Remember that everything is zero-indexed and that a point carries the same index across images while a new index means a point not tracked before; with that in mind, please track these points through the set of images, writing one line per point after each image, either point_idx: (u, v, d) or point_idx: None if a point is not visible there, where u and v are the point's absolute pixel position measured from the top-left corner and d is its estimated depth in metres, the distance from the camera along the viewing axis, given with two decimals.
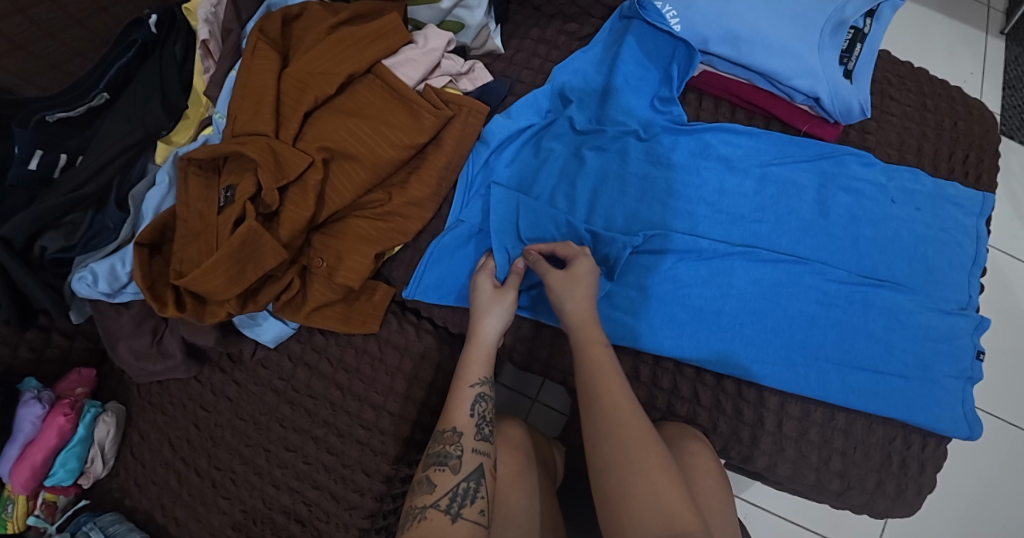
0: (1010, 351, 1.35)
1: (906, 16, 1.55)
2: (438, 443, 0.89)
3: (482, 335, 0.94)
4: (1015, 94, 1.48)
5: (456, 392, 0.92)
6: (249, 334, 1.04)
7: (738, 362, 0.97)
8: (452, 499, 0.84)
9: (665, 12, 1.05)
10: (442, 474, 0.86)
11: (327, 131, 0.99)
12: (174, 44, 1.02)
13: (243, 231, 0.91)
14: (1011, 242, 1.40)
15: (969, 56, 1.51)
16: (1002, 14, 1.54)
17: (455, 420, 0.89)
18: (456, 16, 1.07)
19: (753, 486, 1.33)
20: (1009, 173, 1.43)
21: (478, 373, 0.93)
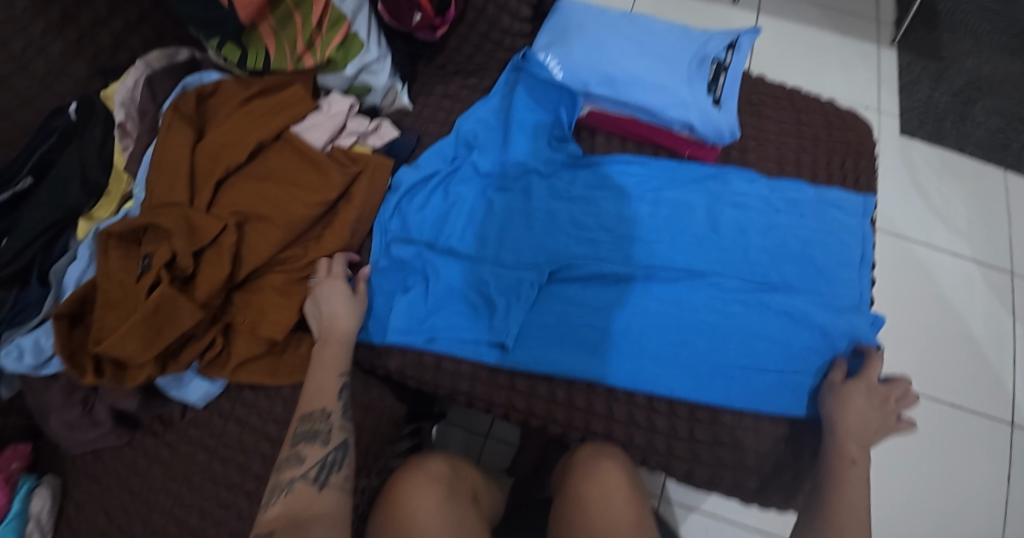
0: (929, 331, 1.50)
1: (802, 40, 1.80)
2: (306, 423, 0.92)
3: (340, 329, 1.00)
4: (911, 96, 1.74)
5: (320, 378, 0.96)
6: (176, 395, 1.07)
7: (645, 377, 1.01)
8: (320, 469, 0.87)
9: (547, 62, 1.15)
10: (311, 447, 0.89)
11: (240, 197, 1.04)
12: (93, 128, 1.06)
13: (157, 295, 0.92)
14: (926, 232, 1.59)
15: (865, 68, 1.77)
16: (891, 27, 1.83)
17: (324, 401, 0.94)
18: (363, 80, 1.17)
19: (710, 497, 1.34)
20: (914, 166, 1.66)
21: (342, 364, 0.98)
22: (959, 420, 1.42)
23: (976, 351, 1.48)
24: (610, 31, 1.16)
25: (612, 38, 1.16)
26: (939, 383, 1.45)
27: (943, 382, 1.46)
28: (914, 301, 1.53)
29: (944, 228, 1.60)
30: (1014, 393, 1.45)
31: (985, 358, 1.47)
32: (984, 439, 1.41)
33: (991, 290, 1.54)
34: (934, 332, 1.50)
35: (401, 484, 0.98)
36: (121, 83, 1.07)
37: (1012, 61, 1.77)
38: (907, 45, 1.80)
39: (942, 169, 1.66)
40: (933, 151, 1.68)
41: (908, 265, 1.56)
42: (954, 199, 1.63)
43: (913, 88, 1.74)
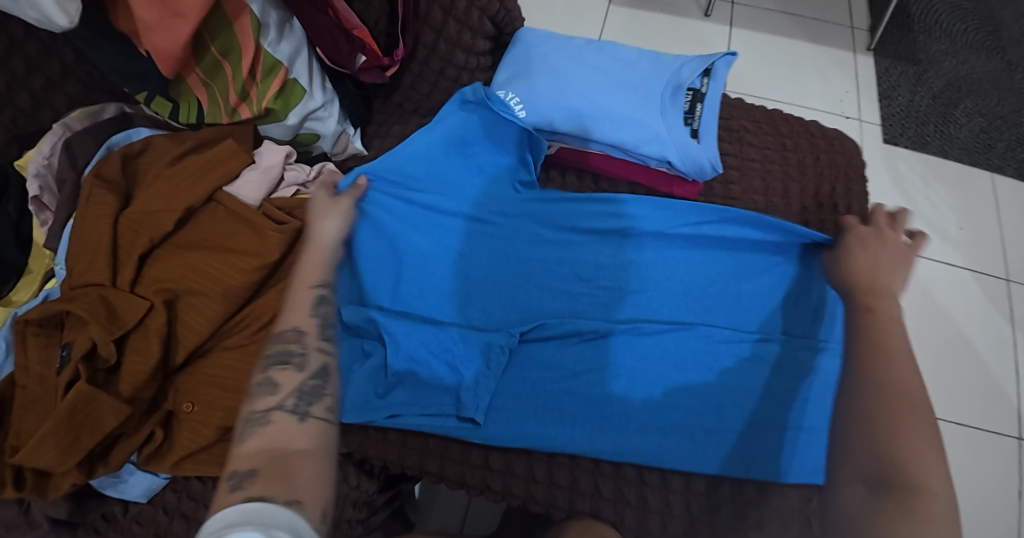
0: (923, 346, 1.44)
1: (779, 49, 1.72)
2: (278, 343, 0.79)
3: (319, 237, 0.91)
4: (891, 103, 1.66)
5: (294, 293, 0.83)
6: (113, 493, 0.96)
7: (633, 447, 0.90)
8: (298, 399, 0.74)
9: (509, 100, 1.05)
10: (284, 372, 0.76)
11: (167, 270, 0.93)
12: (6, 204, 0.96)
13: (73, 395, 0.82)
14: (916, 242, 1.53)
15: (842, 77, 1.69)
16: (866, 33, 1.75)
17: (295, 319, 0.80)
18: (309, 128, 1.08)
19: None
20: (902, 176, 1.58)
21: (318, 275, 0.85)
22: (969, 439, 1.36)
23: (971, 357, 1.43)
24: (575, 62, 1.08)
25: (577, 70, 1.07)
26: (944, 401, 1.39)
27: (947, 401, 1.39)
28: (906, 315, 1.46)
29: (937, 237, 1.53)
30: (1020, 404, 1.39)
31: (987, 366, 1.42)
32: (996, 453, 1.35)
33: (984, 296, 1.48)
34: (934, 346, 1.44)
35: None
36: (37, 150, 0.97)
37: (988, 59, 1.70)
38: (884, 51, 1.72)
39: (927, 176, 1.58)
40: (916, 158, 1.60)
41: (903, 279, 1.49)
42: (943, 206, 1.56)
43: (892, 92, 1.67)
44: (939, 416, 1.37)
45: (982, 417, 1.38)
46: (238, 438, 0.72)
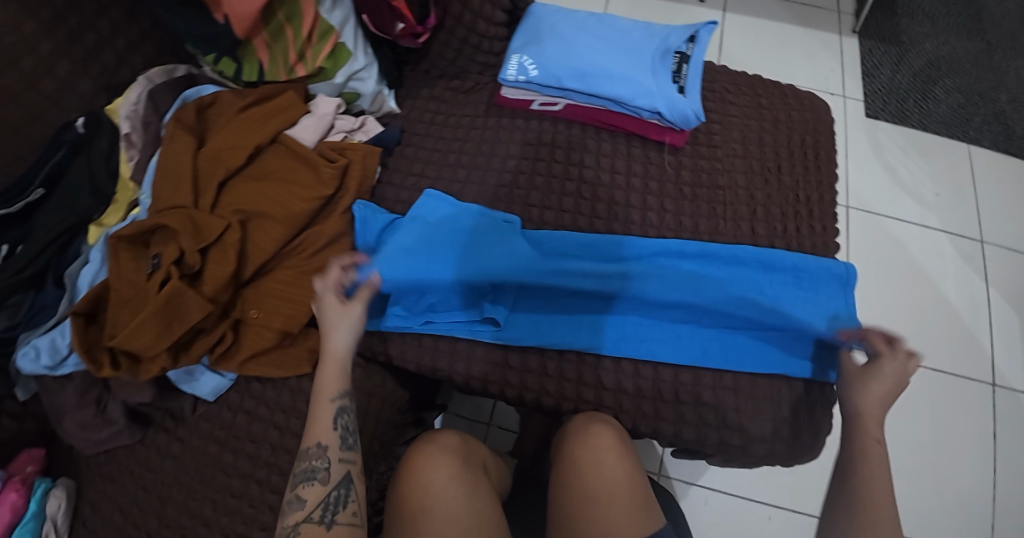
0: (904, 301, 1.60)
1: (769, 33, 1.91)
2: (304, 460, 0.96)
3: (335, 350, 1.02)
4: (872, 81, 1.84)
5: (316, 410, 0.98)
6: (187, 389, 1.13)
7: (630, 345, 1.10)
8: (324, 509, 0.92)
9: (525, 63, 1.24)
10: (310, 487, 0.93)
11: (242, 197, 1.11)
12: (99, 140, 1.13)
13: (168, 289, 0.99)
14: (894, 208, 1.69)
15: (828, 58, 1.88)
16: (851, 16, 1.93)
17: (319, 436, 0.97)
18: (352, 87, 1.26)
19: (708, 471, 1.49)
20: (880, 147, 1.75)
21: (337, 388, 1.00)
22: (942, 384, 1.54)
23: (948, 315, 1.60)
24: (580, 30, 1.26)
25: (581, 36, 1.25)
26: (919, 348, 1.57)
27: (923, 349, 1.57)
28: (890, 276, 1.63)
29: (911, 202, 1.70)
30: (990, 352, 1.57)
31: (960, 320, 1.59)
32: (965, 397, 1.53)
33: (959, 255, 1.65)
34: (913, 303, 1.60)
35: (418, 457, 1.08)
36: (125, 98, 1.14)
37: (969, 40, 1.88)
38: (867, 33, 1.90)
39: (906, 147, 1.75)
40: (897, 132, 1.77)
41: (880, 238, 1.66)
42: (919, 173, 1.73)
43: (875, 72, 1.85)
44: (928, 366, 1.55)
45: (953, 365, 1.55)
46: (292, 482, 0.95)
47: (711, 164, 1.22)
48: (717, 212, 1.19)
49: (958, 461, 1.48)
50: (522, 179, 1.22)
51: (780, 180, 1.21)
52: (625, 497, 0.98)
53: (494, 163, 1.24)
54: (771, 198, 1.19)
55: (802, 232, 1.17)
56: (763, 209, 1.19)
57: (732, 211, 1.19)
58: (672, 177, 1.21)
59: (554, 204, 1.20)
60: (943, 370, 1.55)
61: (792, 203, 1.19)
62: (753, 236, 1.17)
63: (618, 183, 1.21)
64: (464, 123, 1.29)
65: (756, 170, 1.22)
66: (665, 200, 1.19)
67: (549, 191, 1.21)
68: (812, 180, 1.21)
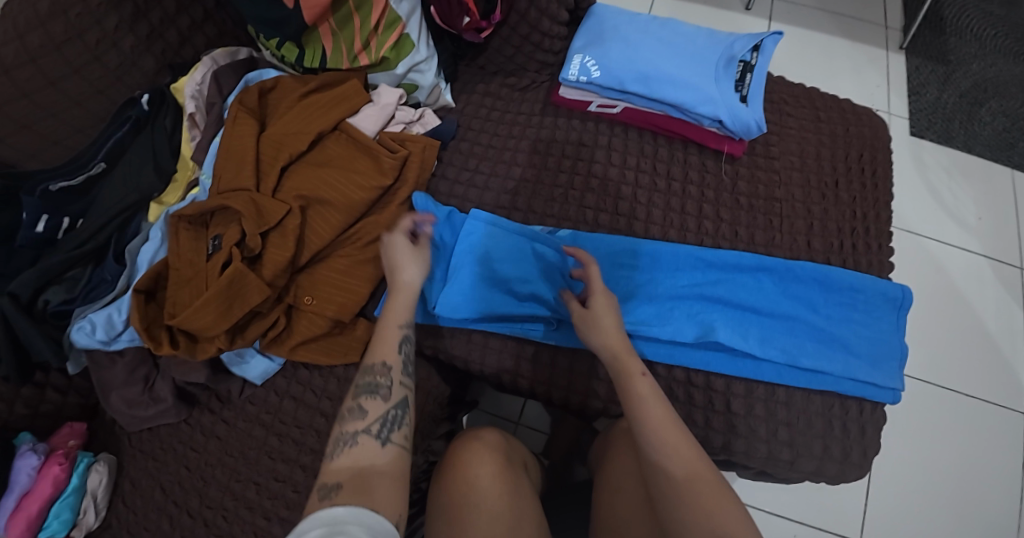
0: (941, 325, 1.61)
1: (815, 46, 1.91)
2: (368, 374, 0.91)
3: (407, 283, 1.00)
4: (918, 99, 1.83)
5: (383, 328, 0.96)
6: (237, 371, 1.14)
7: (684, 356, 1.10)
8: (382, 425, 0.87)
9: (588, 64, 1.24)
10: (372, 401, 0.89)
11: (302, 182, 1.11)
12: (163, 118, 1.13)
13: (231, 271, 1.00)
14: (936, 230, 1.69)
15: (873, 73, 1.87)
16: (899, 33, 1.93)
17: (384, 355, 0.93)
18: (410, 79, 1.24)
19: (736, 482, 1.49)
20: (924, 167, 1.75)
21: (404, 315, 0.98)
22: (976, 410, 1.54)
23: (986, 342, 1.60)
24: (643, 35, 1.26)
25: (645, 40, 1.25)
26: (955, 373, 1.57)
27: (960, 374, 1.57)
28: (927, 300, 1.63)
29: (955, 225, 1.69)
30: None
31: (998, 348, 1.59)
32: (998, 425, 1.53)
33: (1000, 282, 1.64)
34: (951, 328, 1.60)
35: (462, 451, 1.08)
36: (191, 77, 1.14)
37: (1017, 64, 1.87)
38: (915, 50, 1.90)
39: (951, 169, 1.75)
40: (942, 152, 1.77)
41: (920, 260, 1.66)
42: (964, 197, 1.72)
43: (921, 90, 1.84)
44: (963, 391, 1.55)
45: (988, 393, 1.55)
46: (352, 395, 0.90)
47: (768, 175, 1.22)
48: (773, 224, 1.18)
49: (985, 485, 1.48)
50: (577, 181, 1.22)
51: (837, 196, 1.21)
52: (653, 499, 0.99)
53: (549, 163, 1.24)
54: (828, 213, 1.19)
55: (858, 249, 1.17)
56: (819, 223, 1.19)
57: (789, 224, 1.18)
58: (728, 187, 1.21)
59: (609, 207, 1.20)
60: (978, 396, 1.55)
61: (848, 219, 1.19)
62: (809, 250, 1.17)
63: (674, 190, 1.21)
64: (520, 121, 1.28)
65: (813, 184, 1.21)
66: (721, 210, 1.19)
67: (604, 194, 1.21)
68: (869, 197, 1.21)
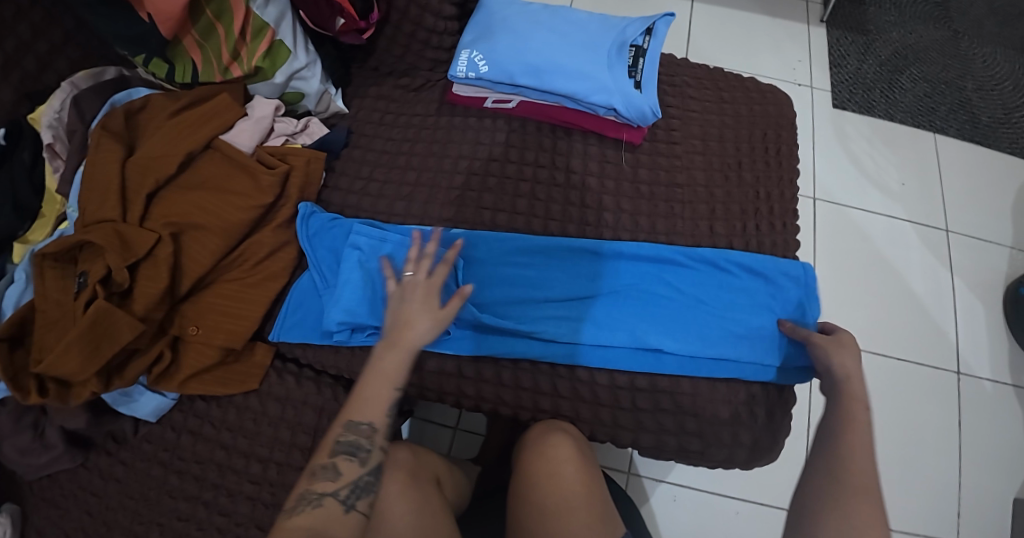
0: (869, 291, 1.59)
1: (735, 23, 1.87)
2: (351, 432, 0.87)
3: (411, 339, 0.92)
4: (839, 71, 1.81)
5: (366, 386, 0.89)
6: (126, 411, 1.08)
7: (585, 353, 1.06)
8: (351, 491, 0.84)
9: (475, 59, 1.19)
10: (348, 463, 0.86)
11: (173, 207, 1.05)
12: (22, 152, 1.08)
13: (94, 309, 0.94)
14: (861, 199, 1.67)
15: (795, 48, 1.84)
16: (819, 6, 1.90)
17: (373, 414, 0.88)
18: (295, 87, 1.20)
19: (676, 469, 1.47)
20: (845, 136, 1.73)
21: (400, 376, 0.90)
22: (908, 373, 1.53)
23: (914, 304, 1.59)
24: (533, 24, 1.21)
25: (534, 29, 1.21)
26: (884, 338, 1.55)
27: (888, 339, 1.55)
28: (854, 266, 1.61)
29: (876, 191, 1.68)
30: (953, 341, 1.56)
31: (926, 310, 1.58)
32: (931, 386, 1.52)
33: (924, 243, 1.64)
34: (877, 294, 1.59)
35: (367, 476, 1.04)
36: (48, 105, 1.08)
37: (936, 28, 1.86)
38: (835, 22, 1.87)
39: (872, 136, 1.74)
40: (864, 121, 1.75)
41: (844, 228, 1.64)
42: (885, 161, 1.71)
43: (842, 61, 1.82)
44: (895, 355, 1.54)
45: (919, 355, 1.54)
46: (329, 447, 0.87)
47: (669, 161, 1.19)
48: (675, 211, 1.15)
49: (922, 448, 1.48)
50: (474, 181, 1.17)
51: (740, 176, 1.18)
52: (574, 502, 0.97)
53: (445, 164, 1.19)
54: (731, 195, 1.16)
55: (762, 230, 1.14)
56: (722, 207, 1.16)
57: (691, 210, 1.15)
58: (629, 175, 1.18)
59: (507, 206, 1.15)
60: (911, 360, 1.54)
61: (752, 200, 1.16)
62: (712, 235, 1.14)
63: (574, 182, 1.17)
64: (415, 122, 1.23)
65: (716, 167, 1.18)
66: (621, 200, 1.16)
67: (502, 192, 1.16)
68: (772, 176, 1.18)
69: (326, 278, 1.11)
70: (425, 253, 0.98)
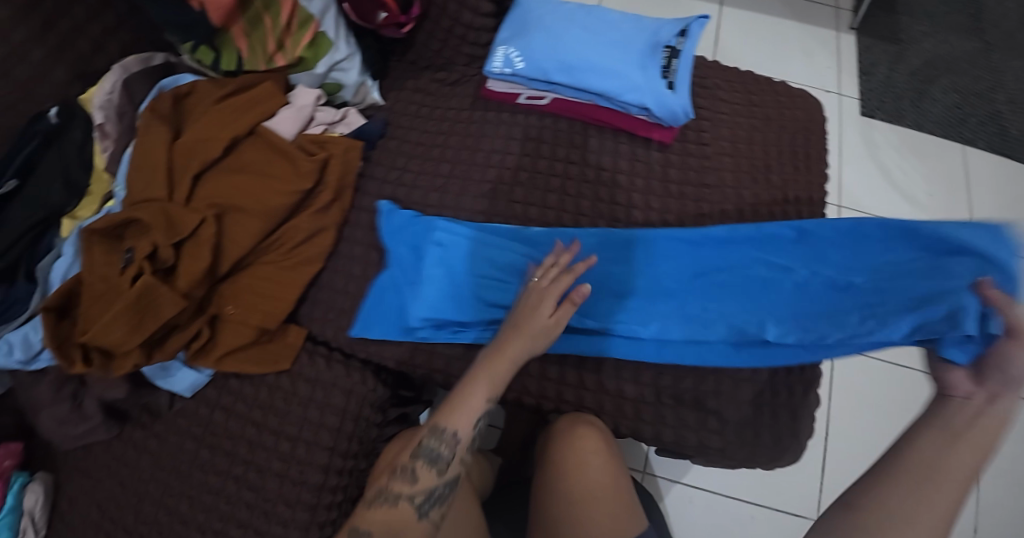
0: None
1: (766, 28, 1.88)
2: (435, 438, 0.93)
3: (511, 355, 0.97)
4: (869, 79, 1.82)
5: (463, 394, 0.94)
6: (163, 385, 1.12)
7: (652, 348, 1.08)
8: (426, 498, 0.91)
9: (511, 55, 1.22)
10: (427, 471, 0.91)
11: (217, 189, 1.09)
12: (73, 131, 1.12)
13: (141, 284, 0.98)
14: (889, 208, 1.68)
15: (824, 55, 1.85)
16: (849, 13, 1.91)
17: (458, 423, 0.93)
18: (334, 78, 1.23)
19: (691, 469, 1.49)
20: (874, 145, 1.74)
21: (489, 392, 0.95)
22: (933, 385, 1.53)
23: None
24: (568, 23, 1.23)
25: (569, 28, 1.23)
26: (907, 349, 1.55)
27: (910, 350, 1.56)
28: None
29: (904, 201, 1.69)
30: None
31: None
32: (951, 398, 1.52)
33: None
34: None
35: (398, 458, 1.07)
36: (100, 87, 1.12)
37: (967, 39, 1.87)
38: (865, 30, 1.88)
39: (900, 145, 1.74)
40: (892, 130, 1.76)
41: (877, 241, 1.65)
42: (913, 172, 1.72)
43: (872, 69, 1.83)
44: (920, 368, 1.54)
45: None
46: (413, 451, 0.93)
47: (699, 162, 1.20)
48: (704, 211, 1.17)
49: (942, 460, 1.48)
50: (506, 175, 1.19)
51: (768, 179, 1.19)
52: (604, 490, 1.01)
53: (479, 158, 1.21)
54: (759, 197, 1.18)
55: None
56: (750, 208, 1.17)
57: (719, 211, 1.17)
58: (659, 174, 1.19)
59: (538, 200, 1.18)
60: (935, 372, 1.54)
61: (780, 202, 1.18)
62: None
63: (604, 179, 1.19)
64: (449, 116, 1.26)
65: (744, 169, 1.20)
66: (651, 198, 1.18)
67: (533, 187, 1.19)
68: (800, 179, 1.20)
69: (405, 273, 1.14)
70: (556, 261, 1.02)
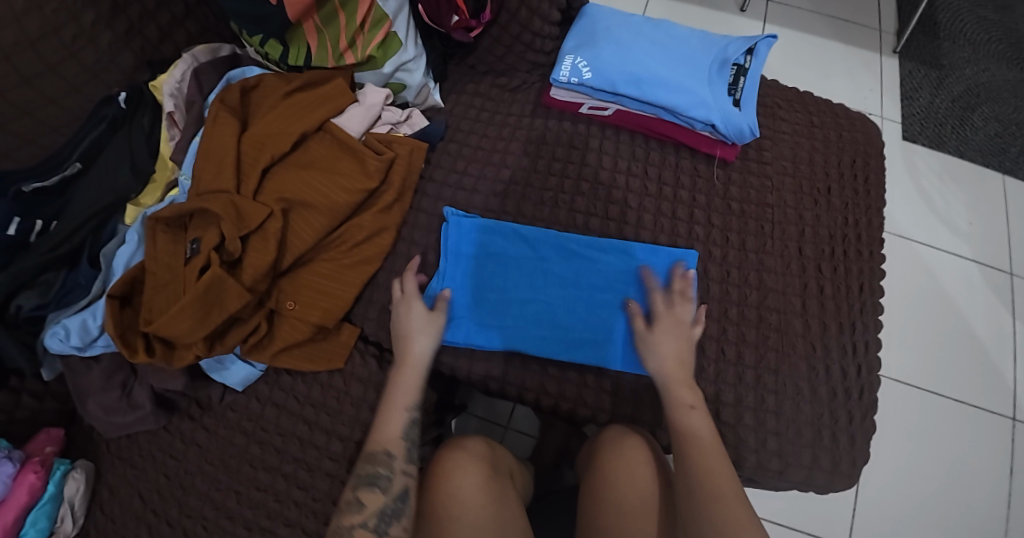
0: (929, 329, 1.60)
1: (809, 49, 1.89)
2: (369, 464, 0.96)
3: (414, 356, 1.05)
4: (911, 103, 1.82)
5: (388, 413, 1.00)
6: (217, 378, 1.11)
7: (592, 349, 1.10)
8: (380, 519, 0.91)
9: (578, 65, 1.22)
10: (371, 493, 0.93)
11: (285, 184, 1.08)
12: (141, 117, 1.13)
13: (209, 276, 0.98)
14: (929, 234, 1.68)
15: (867, 77, 1.86)
16: (893, 37, 1.91)
17: (387, 442, 0.97)
18: (398, 78, 1.21)
19: None
20: (915, 170, 1.75)
21: (411, 398, 1.01)
22: (967, 414, 1.53)
23: (974, 345, 1.59)
24: (635, 35, 1.24)
25: (637, 41, 1.23)
26: (942, 378, 1.55)
27: (945, 378, 1.56)
28: (917, 302, 1.62)
29: (946, 229, 1.69)
30: (1012, 386, 1.55)
31: (987, 352, 1.58)
32: (983, 428, 1.52)
33: (991, 285, 1.64)
34: (938, 332, 1.59)
35: (446, 461, 1.05)
36: (170, 75, 1.12)
37: (1010, 68, 1.87)
38: (908, 54, 1.89)
39: (942, 172, 1.75)
40: (933, 156, 1.77)
41: (912, 265, 1.65)
42: (955, 200, 1.72)
43: (914, 94, 1.84)
44: (954, 396, 1.54)
45: (975, 398, 1.54)
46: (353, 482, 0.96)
47: (760, 181, 1.20)
48: (764, 230, 1.17)
49: (972, 490, 1.47)
50: (567, 184, 1.19)
51: (828, 202, 1.19)
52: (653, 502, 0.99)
53: (540, 165, 1.21)
54: (820, 219, 1.18)
55: (850, 256, 1.16)
56: (810, 230, 1.17)
57: (780, 231, 1.17)
58: (719, 192, 1.19)
59: (599, 211, 1.17)
60: (969, 401, 1.54)
61: (840, 226, 1.18)
62: (800, 257, 1.15)
63: (664, 194, 1.18)
64: (510, 122, 1.25)
65: (804, 190, 1.20)
66: (712, 215, 1.17)
67: (594, 198, 1.18)
68: (860, 203, 1.19)
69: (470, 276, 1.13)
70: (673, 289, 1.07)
